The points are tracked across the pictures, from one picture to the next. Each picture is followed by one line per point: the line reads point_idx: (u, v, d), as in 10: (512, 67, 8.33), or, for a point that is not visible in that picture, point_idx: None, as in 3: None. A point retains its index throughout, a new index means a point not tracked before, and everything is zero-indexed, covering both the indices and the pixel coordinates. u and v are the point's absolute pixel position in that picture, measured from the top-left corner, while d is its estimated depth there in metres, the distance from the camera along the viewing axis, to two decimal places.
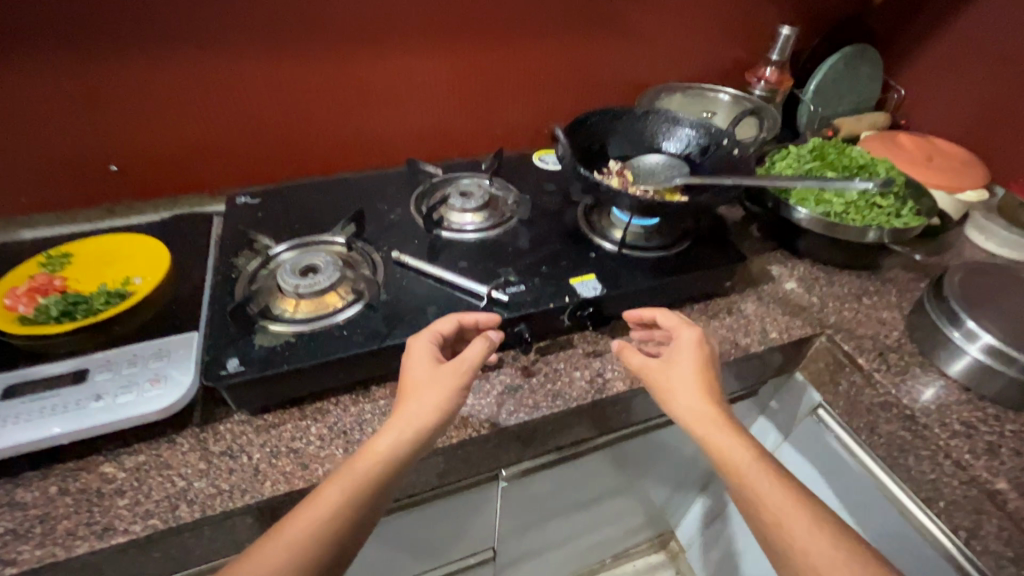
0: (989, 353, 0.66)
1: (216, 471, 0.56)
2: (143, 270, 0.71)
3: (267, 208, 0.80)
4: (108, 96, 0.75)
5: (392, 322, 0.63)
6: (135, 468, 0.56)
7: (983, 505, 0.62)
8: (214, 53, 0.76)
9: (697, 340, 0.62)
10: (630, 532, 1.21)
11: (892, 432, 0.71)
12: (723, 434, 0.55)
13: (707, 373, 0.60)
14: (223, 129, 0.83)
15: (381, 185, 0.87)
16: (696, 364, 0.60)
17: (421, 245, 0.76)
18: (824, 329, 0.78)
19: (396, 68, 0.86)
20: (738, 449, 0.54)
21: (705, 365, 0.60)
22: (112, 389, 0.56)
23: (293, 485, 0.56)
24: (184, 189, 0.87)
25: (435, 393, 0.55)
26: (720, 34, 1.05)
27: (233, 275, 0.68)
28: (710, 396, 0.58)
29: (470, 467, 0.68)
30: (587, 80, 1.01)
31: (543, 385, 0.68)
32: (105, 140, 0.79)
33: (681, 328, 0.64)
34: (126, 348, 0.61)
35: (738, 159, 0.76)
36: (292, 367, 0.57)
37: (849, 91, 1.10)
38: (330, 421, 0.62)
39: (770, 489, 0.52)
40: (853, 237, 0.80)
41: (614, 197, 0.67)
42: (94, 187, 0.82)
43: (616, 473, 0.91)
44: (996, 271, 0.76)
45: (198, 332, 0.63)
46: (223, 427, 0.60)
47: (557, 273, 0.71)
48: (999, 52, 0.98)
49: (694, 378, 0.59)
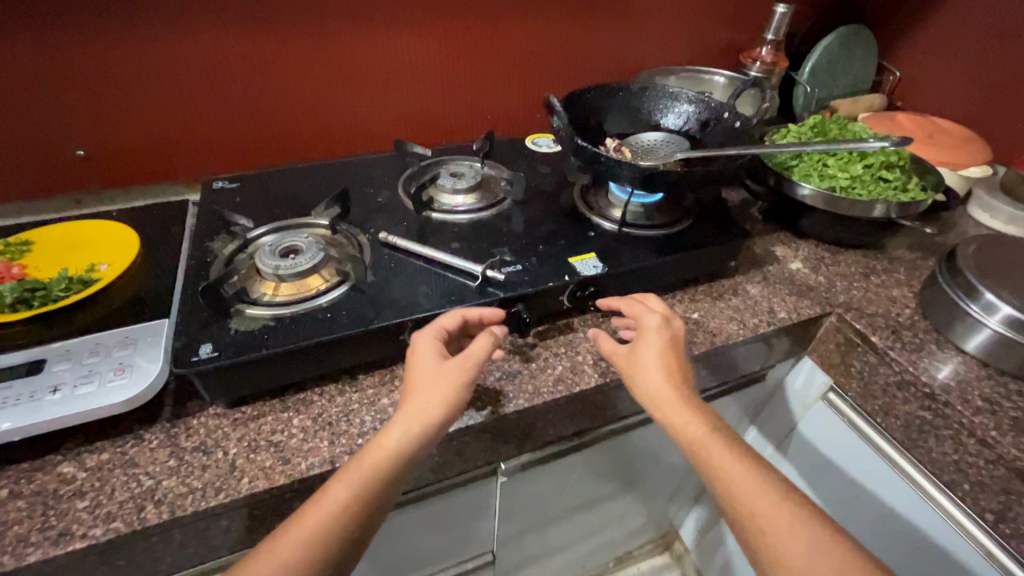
0: (1009, 325, 0.63)
1: (188, 468, 0.51)
2: (110, 257, 0.66)
3: (246, 193, 0.76)
4: (75, 75, 0.69)
5: (379, 305, 0.58)
6: (97, 468, 0.51)
7: (1012, 485, 0.59)
8: (189, 31, 0.71)
9: (661, 325, 0.58)
10: (633, 532, 1.16)
11: (910, 413, 0.67)
12: (684, 415, 0.51)
13: (673, 356, 0.55)
14: (199, 113, 0.78)
15: (367, 170, 0.83)
16: (660, 346, 0.56)
17: (410, 227, 0.71)
18: (834, 308, 0.75)
19: (382, 47, 0.82)
20: (694, 426, 0.50)
21: (670, 348, 0.56)
22: (70, 380, 0.51)
23: (273, 481, 0.51)
24: (159, 177, 0.82)
25: (441, 389, 0.52)
26: (713, 15, 1.03)
27: (208, 259, 0.63)
28: (674, 379, 0.54)
29: (466, 461, 0.63)
30: (579, 63, 0.98)
31: (543, 370, 0.64)
32: (72, 124, 0.73)
33: (643, 311, 0.60)
34: (88, 337, 0.56)
35: (741, 131, 0.74)
36: (272, 351, 0.53)
37: (844, 73, 1.08)
38: (315, 412, 0.57)
39: (738, 471, 0.48)
40: (859, 212, 0.77)
41: (613, 168, 0.64)
42: (59, 175, 0.76)
43: (620, 468, 0.86)
44: (1008, 244, 0.74)
45: (169, 320, 0.59)
46: (196, 422, 0.55)
47: (555, 252, 0.68)
48: (994, 28, 0.96)
49: (657, 362, 0.55)
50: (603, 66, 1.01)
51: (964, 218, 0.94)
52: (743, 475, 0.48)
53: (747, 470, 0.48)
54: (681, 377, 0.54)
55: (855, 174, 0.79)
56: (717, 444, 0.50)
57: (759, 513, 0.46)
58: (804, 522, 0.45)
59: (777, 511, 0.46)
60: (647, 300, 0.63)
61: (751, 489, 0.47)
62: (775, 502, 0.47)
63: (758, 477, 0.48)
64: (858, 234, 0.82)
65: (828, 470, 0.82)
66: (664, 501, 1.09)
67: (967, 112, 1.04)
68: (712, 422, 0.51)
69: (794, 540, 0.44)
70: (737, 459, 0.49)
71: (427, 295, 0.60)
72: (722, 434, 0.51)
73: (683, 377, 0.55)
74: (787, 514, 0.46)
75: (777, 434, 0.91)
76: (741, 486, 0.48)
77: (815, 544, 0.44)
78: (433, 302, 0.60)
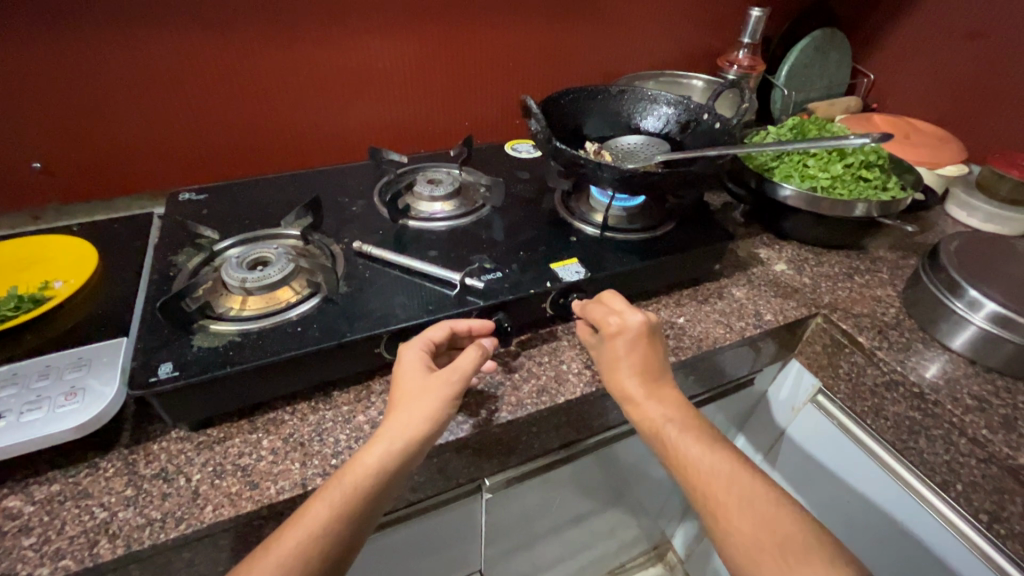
0: (994, 321, 0.62)
1: (147, 498, 0.48)
2: (65, 273, 0.63)
3: (214, 205, 0.73)
4: (30, 85, 0.66)
5: (353, 317, 0.56)
6: (46, 501, 0.47)
7: (1005, 484, 0.58)
8: (154, 39, 0.69)
9: (623, 327, 0.56)
10: (625, 545, 1.14)
11: (900, 414, 0.66)
12: (655, 406, 0.52)
13: (647, 353, 0.55)
14: (166, 123, 0.76)
15: (342, 179, 0.81)
16: (626, 346, 0.55)
17: (386, 236, 0.69)
18: (820, 309, 0.74)
19: (356, 54, 0.81)
20: (656, 412, 0.52)
21: (645, 346, 0.56)
22: (17, 407, 0.48)
23: (240, 508, 0.47)
24: (125, 190, 0.79)
25: (427, 403, 0.49)
26: (690, 20, 1.03)
27: (172, 273, 0.60)
28: (644, 374, 0.54)
29: (448, 479, 0.60)
30: (557, 69, 0.98)
31: (527, 381, 0.61)
32: (27, 135, 0.69)
33: (602, 316, 0.57)
34: (38, 359, 0.52)
35: (721, 131, 0.73)
36: (236, 368, 0.50)
37: (820, 76, 1.09)
38: (286, 433, 0.54)
39: (701, 455, 0.49)
40: (840, 212, 0.77)
41: (593, 170, 0.62)
42: (14, 190, 0.72)
43: (610, 480, 0.84)
44: (988, 241, 0.74)
45: (128, 339, 0.55)
46: (157, 447, 0.52)
47: (536, 258, 0.66)
48: (964, 30, 0.98)
49: (631, 358, 0.55)
50: (581, 71, 1.00)
51: (943, 217, 0.95)
52: (730, 475, 0.47)
53: (717, 463, 0.48)
54: (648, 373, 0.54)
55: (835, 174, 0.79)
56: (684, 438, 0.50)
57: (732, 506, 0.45)
58: (790, 520, 0.44)
59: (758, 503, 0.45)
60: (605, 299, 0.60)
61: (726, 480, 0.46)
62: (757, 495, 0.45)
63: (730, 471, 0.47)
64: (840, 235, 0.82)
65: (819, 474, 0.81)
66: (655, 511, 1.07)
67: (941, 113, 1.06)
68: (678, 419, 0.51)
69: (765, 530, 0.43)
70: (705, 451, 0.49)
71: (404, 305, 0.58)
72: (692, 429, 0.51)
73: (650, 370, 0.54)
74: (771, 507, 0.45)
75: (767, 438, 0.89)
76: (716, 478, 0.47)
77: (805, 539, 0.42)
78: (410, 313, 0.57)
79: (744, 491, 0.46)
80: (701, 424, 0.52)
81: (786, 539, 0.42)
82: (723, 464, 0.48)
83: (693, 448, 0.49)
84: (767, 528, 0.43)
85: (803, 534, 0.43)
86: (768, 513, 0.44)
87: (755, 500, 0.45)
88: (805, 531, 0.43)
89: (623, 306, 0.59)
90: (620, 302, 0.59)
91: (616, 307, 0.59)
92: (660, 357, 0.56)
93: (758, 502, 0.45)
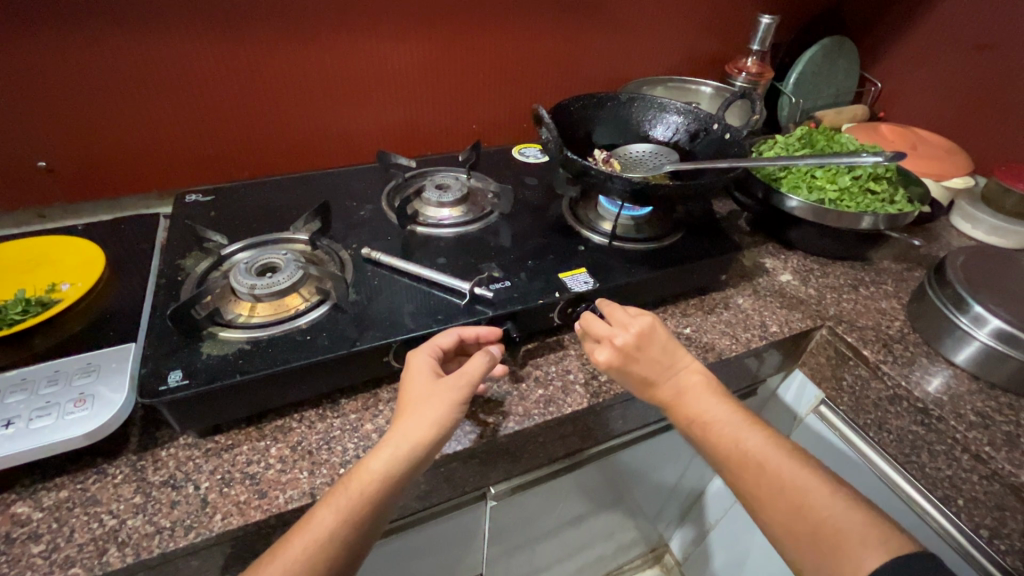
0: (999, 338, 0.63)
1: (156, 506, 0.48)
2: (72, 275, 0.63)
3: (221, 207, 0.73)
4: (33, 81, 0.65)
5: (362, 325, 0.56)
6: (54, 507, 0.47)
7: (1006, 502, 0.58)
8: (155, 37, 0.67)
9: (608, 365, 0.55)
10: (622, 547, 1.14)
11: (902, 428, 0.67)
12: (699, 403, 0.52)
13: (671, 354, 0.55)
14: (168, 123, 0.75)
15: (349, 182, 0.81)
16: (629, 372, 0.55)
17: (394, 242, 0.69)
18: (825, 321, 0.74)
19: (363, 55, 0.80)
20: (704, 409, 0.52)
21: (666, 348, 0.55)
22: (25, 413, 0.47)
23: (248, 517, 0.47)
24: (129, 190, 0.79)
25: (435, 408, 0.49)
26: (701, 25, 1.03)
27: (180, 277, 0.60)
28: (653, 384, 0.54)
29: (455, 488, 0.61)
30: (564, 73, 0.97)
31: (534, 391, 0.61)
32: (31, 135, 0.68)
33: (595, 347, 0.57)
34: (47, 364, 0.52)
35: (731, 142, 0.73)
36: (246, 377, 0.50)
37: (828, 85, 1.09)
38: (293, 440, 0.54)
39: (733, 451, 0.49)
40: (846, 225, 0.77)
41: (603, 181, 0.62)
42: (18, 188, 0.72)
43: (610, 486, 0.84)
44: (995, 256, 0.74)
45: (137, 344, 0.55)
46: (164, 453, 0.52)
47: (544, 267, 0.66)
48: (975, 40, 0.98)
49: (638, 371, 0.54)
50: (588, 75, 1.00)
51: (948, 228, 0.95)
52: (755, 466, 0.47)
53: (743, 461, 0.48)
54: (658, 379, 0.54)
55: (843, 186, 0.79)
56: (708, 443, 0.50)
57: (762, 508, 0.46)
58: (817, 515, 0.43)
59: (786, 495, 0.45)
60: (588, 324, 0.58)
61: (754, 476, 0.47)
62: (785, 487, 0.45)
63: (755, 469, 0.47)
64: (846, 246, 0.82)
65: None
66: (653, 515, 1.08)
67: (948, 124, 1.06)
68: (695, 424, 0.52)
69: (797, 520, 0.44)
70: (729, 448, 0.49)
71: (413, 313, 0.58)
72: (713, 426, 0.51)
73: (650, 381, 0.54)
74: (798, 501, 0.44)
75: None
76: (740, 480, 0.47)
77: (834, 527, 0.43)
78: (418, 322, 0.57)
79: (772, 482, 0.46)
80: (727, 415, 0.51)
81: (816, 527, 0.43)
82: (748, 461, 0.48)
83: (717, 445, 0.50)
84: (794, 519, 0.44)
85: (830, 522, 0.43)
86: (797, 503, 0.44)
87: (783, 493, 0.45)
88: (832, 520, 0.43)
89: (607, 327, 0.57)
90: (600, 327, 0.57)
91: (600, 334, 0.57)
92: (658, 364, 0.54)
93: (784, 496, 0.45)
